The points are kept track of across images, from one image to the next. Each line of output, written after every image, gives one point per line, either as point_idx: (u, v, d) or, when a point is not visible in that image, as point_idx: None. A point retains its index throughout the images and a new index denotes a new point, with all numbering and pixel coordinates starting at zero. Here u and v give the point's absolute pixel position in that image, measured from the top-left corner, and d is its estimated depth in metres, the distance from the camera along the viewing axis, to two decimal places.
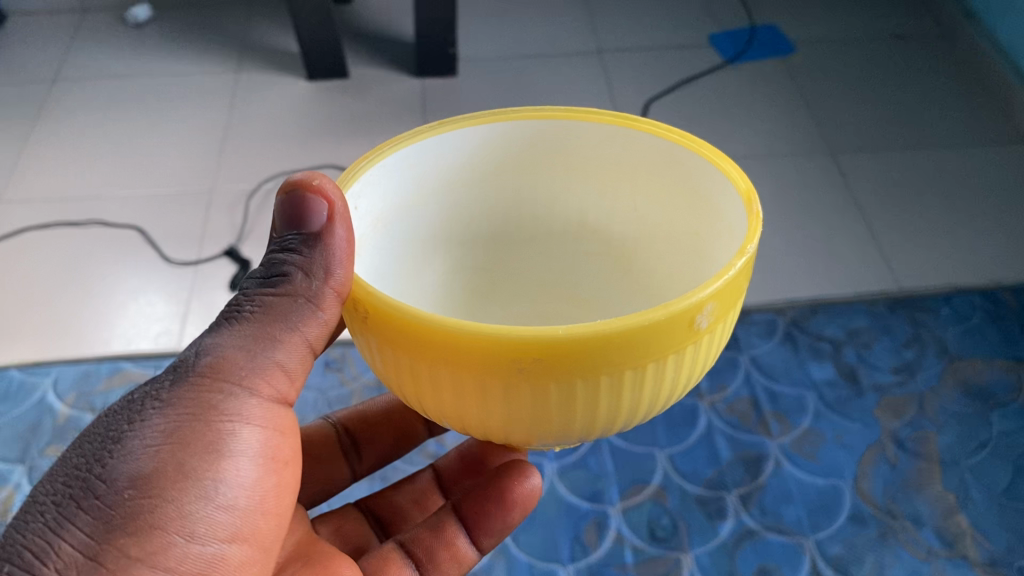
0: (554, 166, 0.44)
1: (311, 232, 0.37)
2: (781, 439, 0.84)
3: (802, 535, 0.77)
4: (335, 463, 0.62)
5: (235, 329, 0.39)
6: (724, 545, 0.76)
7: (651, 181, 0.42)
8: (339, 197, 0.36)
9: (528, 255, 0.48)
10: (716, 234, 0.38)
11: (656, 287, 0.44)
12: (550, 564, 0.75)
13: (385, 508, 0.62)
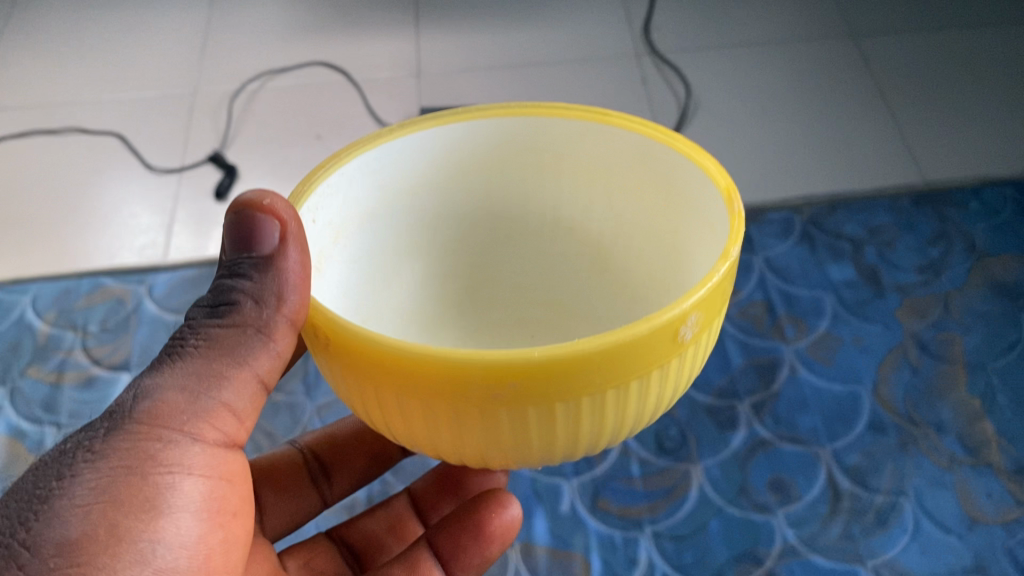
0: (523, 164, 0.44)
1: (262, 256, 0.37)
2: (798, 343, 0.81)
3: (819, 443, 0.74)
4: (308, 488, 0.60)
5: (176, 368, 0.39)
6: (736, 456, 0.74)
7: (628, 176, 0.42)
8: (292, 216, 0.36)
9: (506, 260, 0.47)
10: (696, 228, 0.39)
11: (637, 282, 0.44)
12: (552, 478, 0.74)
13: (360, 540, 0.60)
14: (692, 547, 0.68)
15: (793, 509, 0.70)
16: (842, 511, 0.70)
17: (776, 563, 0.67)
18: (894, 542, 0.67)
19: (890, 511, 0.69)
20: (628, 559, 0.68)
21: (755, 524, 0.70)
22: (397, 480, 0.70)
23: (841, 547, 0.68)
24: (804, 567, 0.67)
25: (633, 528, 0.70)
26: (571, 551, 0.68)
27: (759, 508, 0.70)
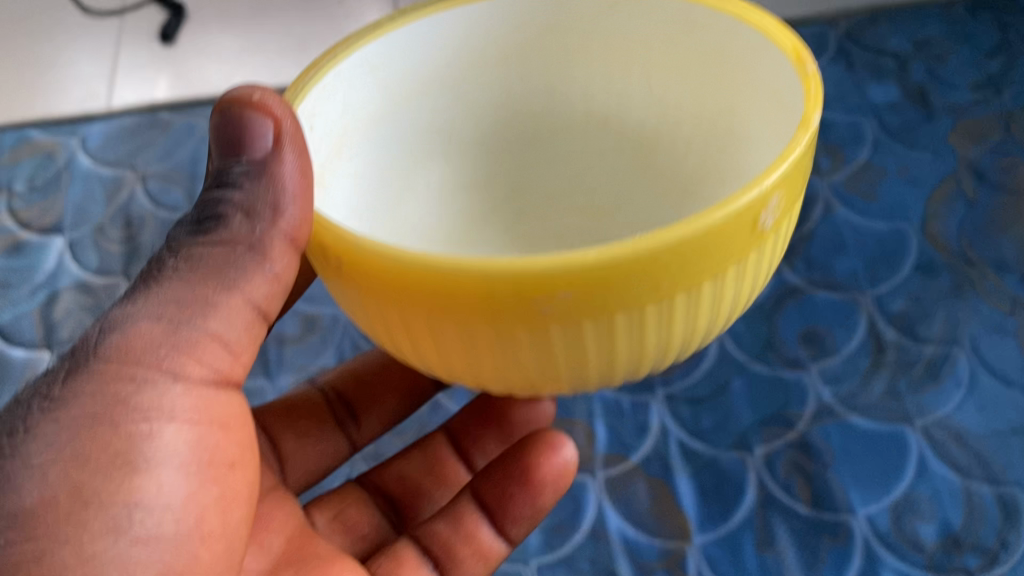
0: (540, 50, 0.41)
1: (253, 161, 0.33)
2: (833, 177, 0.71)
3: (858, 289, 0.65)
4: (331, 429, 0.55)
5: (156, 295, 0.34)
6: (763, 307, 0.65)
7: (659, 48, 0.39)
8: (285, 113, 0.33)
9: (540, 165, 0.45)
10: (750, 103, 0.36)
11: (686, 175, 0.41)
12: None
13: (396, 487, 0.55)
14: (712, 411, 0.61)
15: (829, 365, 0.62)
16: (886, 365, 0.62)
17: (810, 427, 0.60)
18: (947, 399, 0.60)
19: (942, 364, 0.61)
20: (638, 427, 0.61)
21: (785, 383, 0.62)
22: None
23: (885, 406, 0.60)
24: (843, 431, 0.59)
25: (644, 392, 0.63)
26: (572, 419, 0.62)
27: (790, 365, 0.63)
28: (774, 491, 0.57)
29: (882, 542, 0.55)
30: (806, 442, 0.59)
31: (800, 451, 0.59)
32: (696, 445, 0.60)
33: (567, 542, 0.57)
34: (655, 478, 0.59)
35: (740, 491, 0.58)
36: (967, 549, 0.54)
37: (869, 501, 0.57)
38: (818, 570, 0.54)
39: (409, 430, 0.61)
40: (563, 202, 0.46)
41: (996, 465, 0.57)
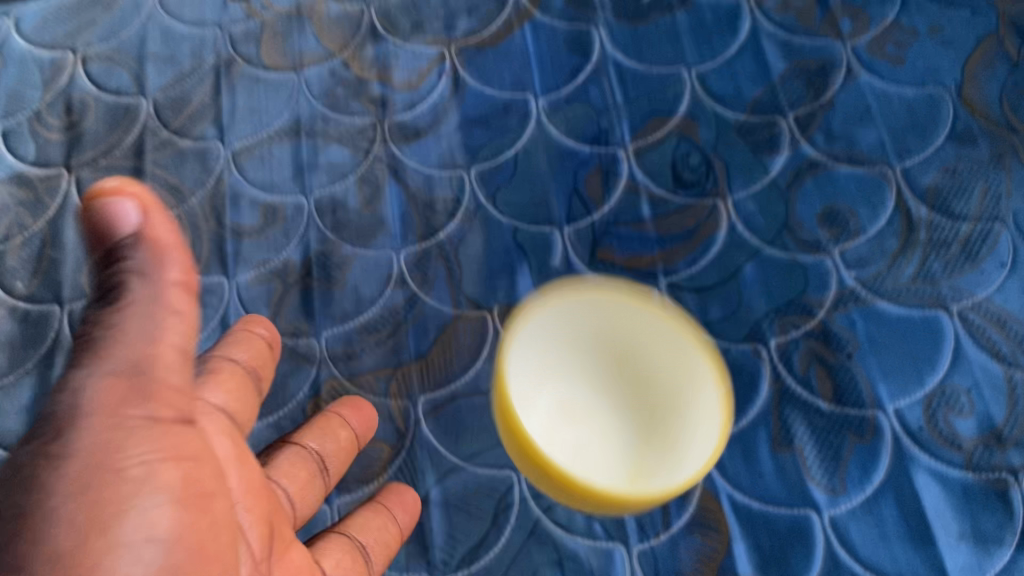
0: (557, 330, 0.52)
1: (117, 240, 0.36)
2: (856, 37, 0.62)
3: (886, 162, 0.58)
4: (302, 464, 0.49)
5: (58, 442, 0.35)
6: (777, 185, 0.58)
7: (611, 304, 0.52)
8: (139, 199, 0.35)
9: (569, 380, 0.53)
10: (681, 333, 0.50)
11: (675, 386, 0.51)
12: (540, 228, 0.57)
13: (358, 521, 0.47)
14: (721, 300, 0.54)
15: (852, 247, 0.55)
16: (917, 244, 0.55)
17: (831, 315, 0.53)
18: (987, 281, 0.53)
19: (980, 242, 0.54)
20: None
21: (802, 267, 0.55)
22: (341, 238, 0.57)
23: (916, 290, 0.53)
24: (869, 317, 0.53)
25: (643, 281, 0.55)
26: None
27: (810, 248, 0.56)
28: (791, 385, 0.51)
29: (914, 439, 0.49)
30: (826, 330, 0.53)
31: (820, 341, 0.53)
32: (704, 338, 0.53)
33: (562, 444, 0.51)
34: None
35: (753, 387, 0.52)
36: (1010, 445, 0.49)
37: (899, 394, 0.51)
38: (842, 471, 0.49)
39: (382, 330, 0.54)
40: (606, 412, 0.52)
41: None
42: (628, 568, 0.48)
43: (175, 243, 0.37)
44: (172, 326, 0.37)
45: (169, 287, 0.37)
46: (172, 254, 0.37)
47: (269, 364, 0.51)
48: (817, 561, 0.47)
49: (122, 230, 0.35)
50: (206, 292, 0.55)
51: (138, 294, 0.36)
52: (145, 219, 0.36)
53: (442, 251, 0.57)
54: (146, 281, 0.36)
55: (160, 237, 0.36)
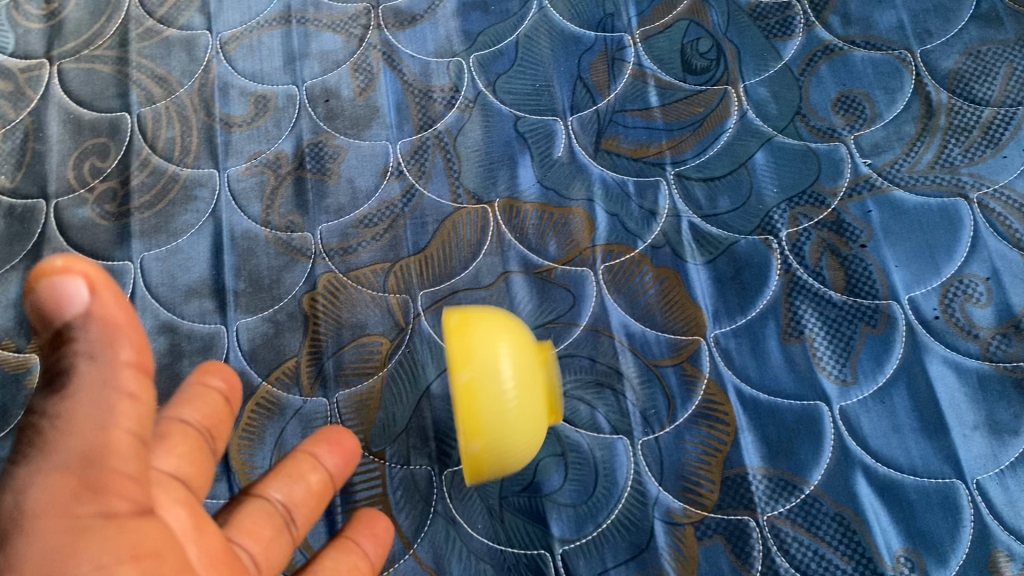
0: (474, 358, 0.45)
1: (62, 321, 0.30)
2: None
3: (905, 46, 0.54)
4: (265, 518, 0.40)
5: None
6: (790, 71, 0.55)
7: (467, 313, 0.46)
8: (86, 269, 0.30)
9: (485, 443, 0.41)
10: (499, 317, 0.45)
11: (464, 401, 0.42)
12: (541, 118, 0.55)
13: (327, 565, 0.40)
14: (731, 190, 0.52)
15: (868, 135, 0.53)
16: (937, 130, 0.52)
17: (845, 204, 0.51)
18: (1010, 166, 0.51)
19: (1003, 127, 0.51)
20: (645, 213, 0.52)
21: (816, 155, 0.52)
22: (335, 130, 0.55)
23: (934, 177, 0.51)
24: (884, 206, 0.51)
25: (649, 171, 0.53)
26: (569, 205, 0.52)
27: (822, 136, 0.53)
28: (802, 277, 0.50)
29: (928, 329, 0.48)
30: (840, 221, 0.51)
31: (833, 232, 0.50)
32: (713, 229, 0.51)
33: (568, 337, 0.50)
34: (663, 268, 0.51)
35: (763, 278, 0.50)
36: None
37: (914, 284, 0.49)
38: (854, 362, 0.48)
39: (379, 224, 0.52)
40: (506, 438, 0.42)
41: None
42: (633, 460, 0.47)
43: (128, 319, 0.31)
44: (126, 411, 0.31)
45: (121, 368, 0.31)
46: (125, 333, 0.31)
47: (225, 424, 0.42)
48: (826, 452, 0.46)
49: (70, 311, 0.30)
50: (197, 185, 0.53)
51: (85, 377, 0.31)
52: (95, 298, 0.30)
53: (439, 141, 0.54)
54: (95, 363, 0.31)
55: (111, 315, 0.31)
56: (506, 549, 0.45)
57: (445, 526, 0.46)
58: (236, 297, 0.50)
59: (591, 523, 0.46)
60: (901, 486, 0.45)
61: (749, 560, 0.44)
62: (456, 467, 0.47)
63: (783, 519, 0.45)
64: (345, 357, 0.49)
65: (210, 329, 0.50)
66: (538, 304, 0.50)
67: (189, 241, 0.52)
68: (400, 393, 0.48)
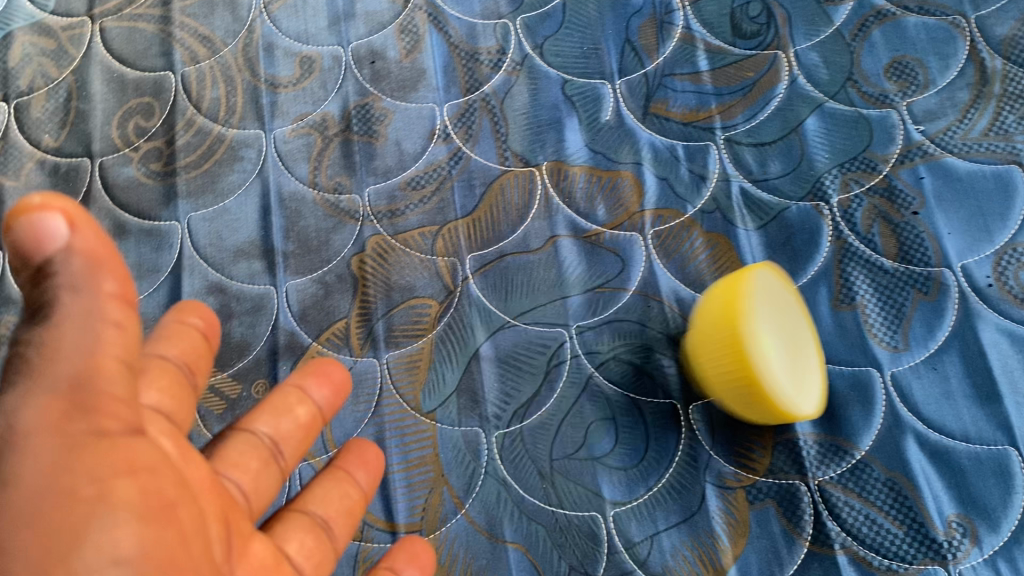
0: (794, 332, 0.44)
1: (44, 261, 0.26)
2: None
3: (959, 12, 0.54)
4: (252, 451, 0.39)
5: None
6: (841, 36, 0.54)
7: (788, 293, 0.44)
8: (56, 203, 0.26)
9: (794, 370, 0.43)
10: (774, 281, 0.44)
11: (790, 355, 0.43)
12: (590, 81, 0.55)
13: (316, 494, 0.39)
14: (781, 155, 0.52)
15: (920, 101, 0.52)
16: (991, 97, 0.51)
17: (896, 170, 0.51)
18: None
19: None
20: (695, 177, 0.52)
21: (867, 121, 0.52)
22: (381, 91, 0.54)
23: (988, 144, 0.50)
24: (937, 172, 0.50)
25: (698, 135, 0.53)
26: (617, 168, 0.52)
27: (874, 102, 0.52)
28: (854, 243, 0.49)
29: (981, 297, 0.48)
30: (891, 187, 0.50)
31: (885, 199, 0.50)
32: (764, 195, 0.51)
33: (618, 301, 0.49)
34: (713, 233, 0.50)
35: (814, 244, 0.50)
36: None
37: (967, 251, 0.49)
38: (905, 328, 0.48)
39: (427, 186, 0.52)
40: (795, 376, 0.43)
41: None
42: (683, 424, 0.47)
43: (109, 248, 0.27)
44: (112, 339, 0.28)
45: (106, 301, 0.28)
46: (109, 263, 0.27)
47: (205, 361, 0.39)
48: (877, 417, 0.46)
49: (48, 248, 0.26)
50: (243, 145, 0.53)
51: (69, 309, 0.27)
52: (75, 235, 0.26)
53: (486, 104, 0.54)
54: (78, 296, 0.27)
55: (94, 249, 0.27)
56: (557, 511, 0.45)
57: (497, 487, 0.46)
58: (284, 258, 0.50)
59: (642, 486, 0.46)
60: (953, 452, 0.45)
61: (800, 523, 0.44)
62: (506, 429, 0.47)
63: (833, 484, 0.45)
64: (395, 319, 0.49)
65: (260, 290, 0.49)
66: (587, 269, 0.50)
67: (236, 201, 0.52)
68: (449, 355, 0.48)
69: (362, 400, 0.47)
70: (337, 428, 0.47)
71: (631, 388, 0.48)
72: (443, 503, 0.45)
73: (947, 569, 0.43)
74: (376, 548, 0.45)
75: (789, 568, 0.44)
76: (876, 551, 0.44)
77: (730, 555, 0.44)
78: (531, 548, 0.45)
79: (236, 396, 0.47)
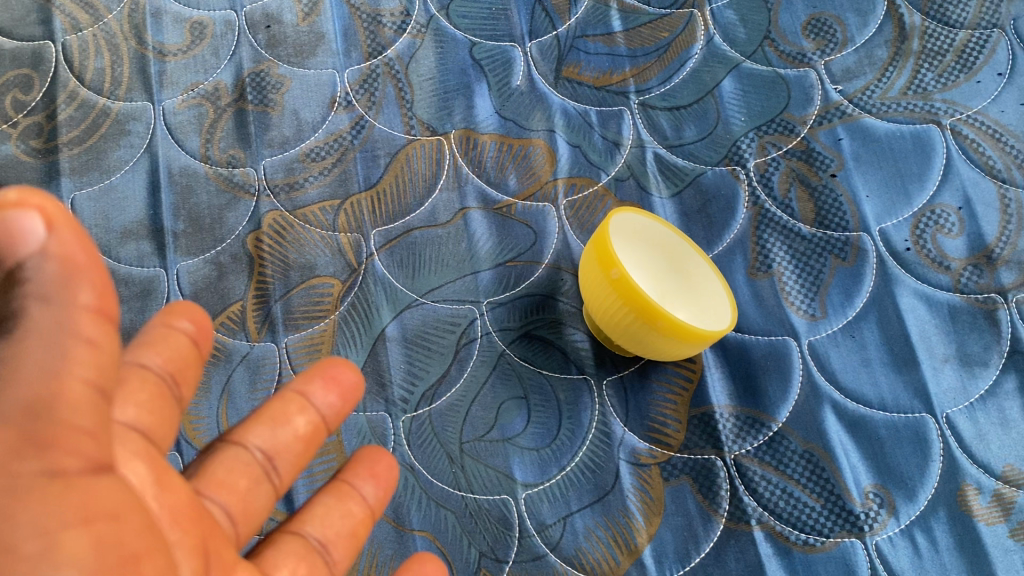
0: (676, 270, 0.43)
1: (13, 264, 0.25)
2: None
3: None
4: (241, 469, 0.35)
5: None
6: None
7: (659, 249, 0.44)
8: (43, 202, 0.25)
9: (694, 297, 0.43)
10: (669, 244, 0.44)
11: (685, 289, 0.43)
12: (499, 43, 0.52)
13: (316, 512, 0.35)
14: (696, 120, 0.50)
15: (839, 60, 0.51)
16: (910, 54, 0.51)
17: (814, 133, 0.50)
18: (983, 92, 0.50)
19: (977, 51, 0.50)
20: (609, 143, 0.50)
21: (785, 81, 0.51)
22: (278, 57, 0.52)
23: (907, 104, 0.50)
24: (856, 132, 0.49)
25: (612, 98, 0.51)
26: (528, 135, 0.50)
27: (792, 62, 0.51)
28: (770, 209, 0.48)
29: (899, 261, 0.46)
30: (809, 150, 0.49)
31: (802, 162, 0.49)
32: (678, 160, 0.49)
33: (530, 275, 0.47)
34: (628, 201, 0.49)
35: (731, 211, 0.48)
36: (1000, 265, 0.46)
37: (885, 215, 0.47)
38: (823, 295, 0.46)
39: (327, 157, 0.49)
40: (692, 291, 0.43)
41: None
42: (597, 401, 0.45)
43: (93, 261, 0.26)
44: (82, 357, 0.26)
45: (81, 315, 0.26)
46: (88, 273, 0.26)
47: (194, 371, 0.35)
48: (794, 388, 0.45)
49: (22, 250, 0.24)
50: (130, 118, 0.50)
51: (38, 321, 0.25)
52: (53, 236, 0.25)
53: (390, 69, 0.52)
54: (49, 306, 0.25)
55: (72, 256, 0.25)
56: (467, 496, 0.43)
57: (404, 473, 0.43)
58: (175, 238, 0.47)
59: (555, 467, 0.44)
60: (870, 421, 0.44)
61: (715, 500, 0.43)
62: (414, 413, 0.44)
63: (750, 457, 0.44)
64: (293, 300, 0.46)
65: (150, 272, 0.47)
66: (498, 242, 0.48)
67: (123, 178, 0.49)
68: (354, 336, 0.46)
69: (260, 385, 0.44)
70: (234, 413, 0.44)
71: (543, 365, 0.46)
72: None
73: (863, 542, 0.42)
74: None
75: (705, 546, 0.42)
76: (792, 525, 0.42)
77: (644, 535, 0.43)
78: (439, 535, 0.42)
79: None
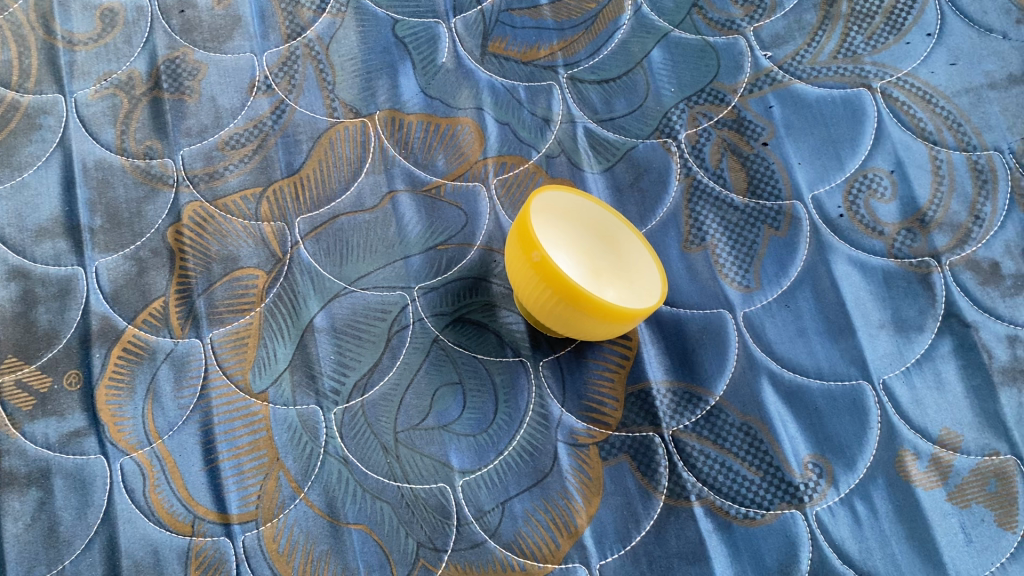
0: (603, 252, 0.43)
1: None
2: None
3: None
4: None
5: None
6: None
7: (587, 230, 0.43)
8: None
9: (620, 279, 0.43)
10: (600, 220, 0.43)
11: (614, 271, 0.43)
12: (422, 20, 0.51)
13: None
14: (626, 93, 0.49)
15: (768, 26, 0.50)
16: (839, 17, 0.50)
17: (745, 101, 0.49)
18: (912, 54, 0.49)
19: (906, 12, 0.50)
20: (538, 120, 0.49)
21: (713, 50, 0.50)
22: (193, 43, 0.50)
23: (837, 68, 0.49)
24: (787, 99, 0.49)
25: (539, 74, 0.50)
26: (455, 115, 0.49)
27: (721, 29, 0.51)
28: (702, 180, 0.47)
29: (832, 228, 0.46)
30: (740, 119, 0.48)
31: (734, 131, 0.48)
32: (609, 134, 0.49)
33: (462, 258, 0.46)
34: (559, 178, 0.48)
35: (663, 184, 0.47)
36: (933, 228, 0.46)
37: (818, 181, 0.47)
38: (757, 266, 0.46)
39: (247, 144, 0.48)
40: (617, 275, 0.43)
41: (967, 129, 0.48)
42: (533, 383, 0.44)
43: None
44: None
45: None
46: None
47: None
48: (730, 361, 0.44)
49: None
50: (41, 111, 0.48)
51: None
52: None
53: (310, 50, 0.50)
54: None
55: None
56: (403, 485, 0.42)
57: (337, 466, 0.42)
58: (92, 235, 0.46)
59: (492, 452, 0.43)
60: (807, 391, 0.44)
61: (654, 477, 0.42)
62: (346, 404, 0.43)
63: (688, 433, 0.43)
64: (216, 295, 0.45)
65: (67, 271, 0.45)
66: (427, 225, 0.47)
67: (36, 174, 0.47)
68: (281, 329, 0.44)
69: (186, 383, 0.43)
70: (161, 416, 0.43)
71: (478, 349, 0.45)
72: (280, 488, 0.42)
73: (804, 513, 0.42)
74: (209, 543, 0.41)
75: (646, 524, 0.42)
76: (732, 500, 0.42)
77: (583, 516, 0.42)
78: (376, 528, 0.42)
79: (45, 390, 0.43)
